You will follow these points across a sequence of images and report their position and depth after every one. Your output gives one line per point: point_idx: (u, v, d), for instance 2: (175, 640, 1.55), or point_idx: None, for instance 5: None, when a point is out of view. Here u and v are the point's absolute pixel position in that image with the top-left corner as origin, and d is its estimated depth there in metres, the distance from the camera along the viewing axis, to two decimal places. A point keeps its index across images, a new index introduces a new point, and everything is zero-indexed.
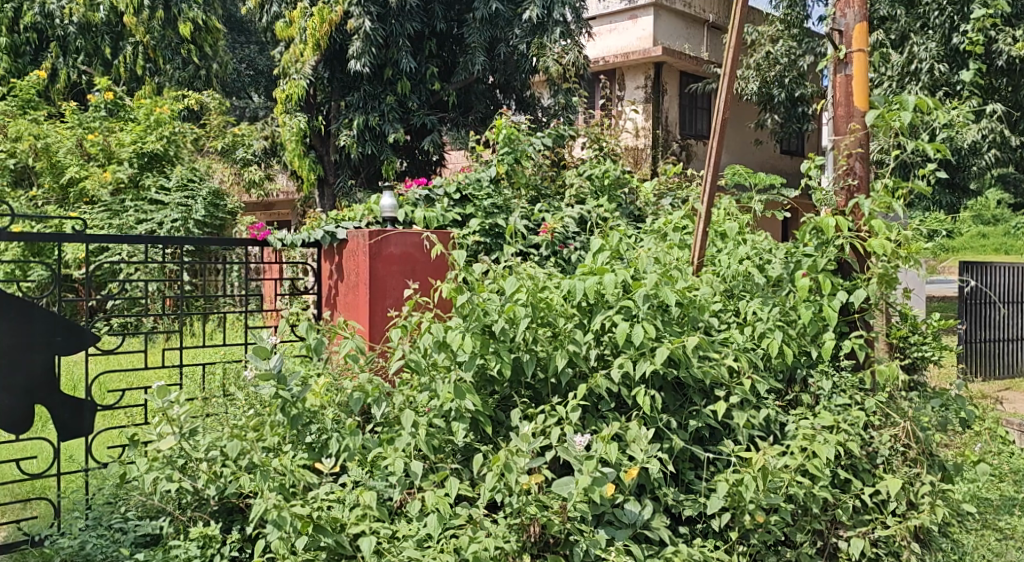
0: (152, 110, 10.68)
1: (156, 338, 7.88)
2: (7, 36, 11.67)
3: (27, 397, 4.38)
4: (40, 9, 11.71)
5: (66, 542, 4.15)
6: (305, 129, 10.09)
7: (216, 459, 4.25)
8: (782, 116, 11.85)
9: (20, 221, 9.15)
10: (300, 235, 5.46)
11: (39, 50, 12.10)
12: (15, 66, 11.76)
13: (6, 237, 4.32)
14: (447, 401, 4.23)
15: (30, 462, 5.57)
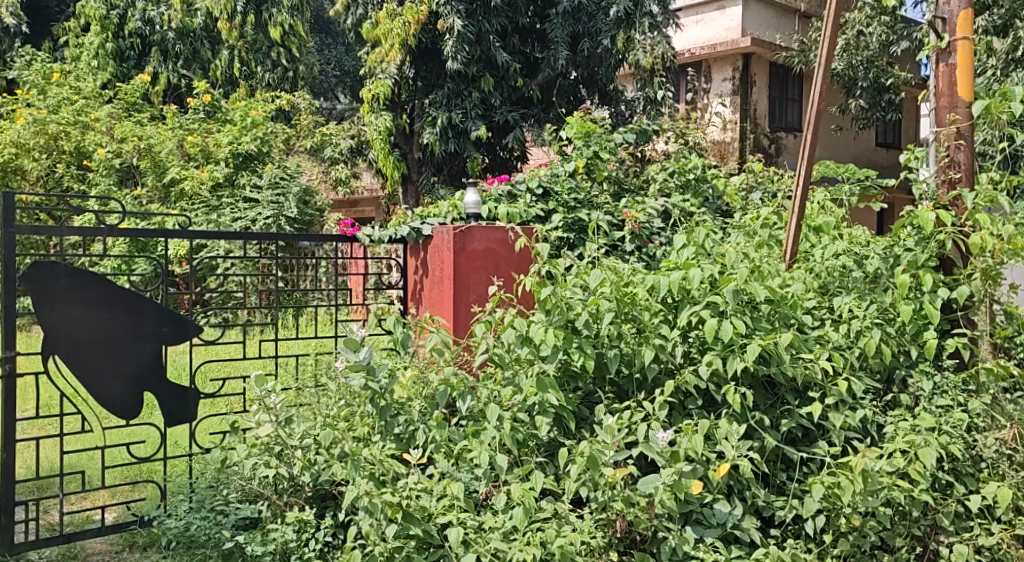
0: (247, 113, 10.99)
1: (254, 331, 8.12)
2: (112, 41, 12.18)
3: (136, 384, 4.53)
4: (141, 15, 12.22)
5: (173, 522, 4.34)
6: (391, 127, 10.20)
7: (310, 447, 4.37)
8: (866, 102, 11.46)
9: (128, 218, 9.63)
10: (387, 231, 5.48)
11: (143, 56, 12.64)
12: (121, 70, 12.35)
13: (116, 232, 4.48)
14: (531, 396, 4.25)
15: (139, 446, 5.78)
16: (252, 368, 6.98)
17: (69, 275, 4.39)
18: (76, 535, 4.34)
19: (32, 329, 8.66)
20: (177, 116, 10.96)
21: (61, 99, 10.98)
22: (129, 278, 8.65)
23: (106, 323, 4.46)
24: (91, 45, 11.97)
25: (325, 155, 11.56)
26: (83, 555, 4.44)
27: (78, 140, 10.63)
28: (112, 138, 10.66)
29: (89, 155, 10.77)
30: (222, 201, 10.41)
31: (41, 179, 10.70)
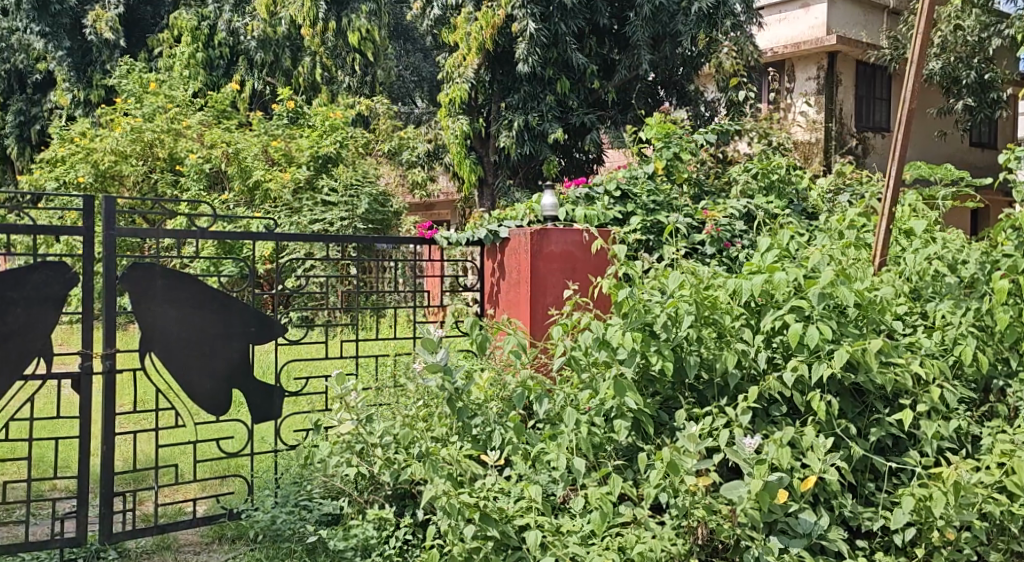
0: (327, 117, 11.20)
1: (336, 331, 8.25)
2: (203, 51, 12.93)
3: (226, 382, 4.63)
4: (226, 26, 12.95)
5: (260, 515, 4.42)
6: (467, 131, 10.25)
7: (390, 444, 4.43)
8: (974, 101, 11.11)
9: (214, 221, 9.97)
10: (465, 233, 5.49)
11: (231, 65, 13.33)
12: (210, 78, 13.01)
13: (207, 233, 4.56)
14: (609, 400, 4.18)
15: (228, 441, 5.91)
16: (334, 367, 7.10)
17: (165, 276, 4.49)
18: (171, 526, 4.40)
19: (127, 327, 8.98)
20: (262, 122, 11.19)
21: (154, 107, 11.37)
22: (218, 277, 8.91)
23: (199, 322, 4.56)
24: (182, 55, 12.67)
25: (403, 158, 11.67)
26: (177, 546, 4.52)
27: (171, 146, 10.99)
28: (201, 144, 10.97)
29: (181, 160, 11.11)
30: (302, 202, 10.55)
31: (136, 184, 11.11)
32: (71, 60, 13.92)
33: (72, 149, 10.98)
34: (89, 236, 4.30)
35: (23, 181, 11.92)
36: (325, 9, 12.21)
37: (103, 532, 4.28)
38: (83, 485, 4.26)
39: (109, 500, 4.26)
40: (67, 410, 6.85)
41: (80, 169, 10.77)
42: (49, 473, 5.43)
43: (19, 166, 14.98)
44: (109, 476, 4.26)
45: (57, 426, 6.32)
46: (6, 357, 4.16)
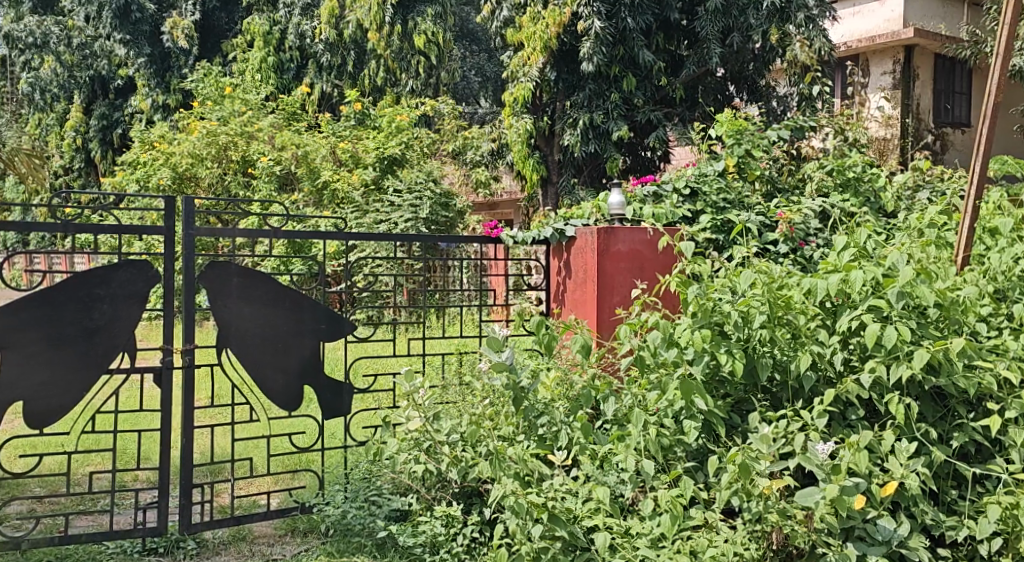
0: (394, 118, 11.32)
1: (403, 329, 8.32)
2: (274, 55, 13.20)
3: (299, 378, 4.68)
4: (296, 30, 13.14)
5: (331, 509, 4.49)
6: (531, 130, 10.25)
7: (457, 442, 4.44)
8: None
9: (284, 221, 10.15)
10: (531, 232, 5.41)
11: (301, 68, 13.52)
12: (281, 82, 13.28)
13: (280, 232, 4.60)
14: (678, 401, 4.10)
15: (299, 436, 5.98)
16: (403, 364, 7.16)
17: (240, 274, 4.54)
18: (246, 518, 4.46)
19: (202, 325, 9.21)
20: (331, 124, 11.48)
21: (229, 111, 11.67)
22: (288, 275, 9.08)
23: (273, 320, 4.61)
24: (255, 60, 13.00)
25: (468, 158, 11.68)
26: (252, 537, 4.59)
27: (244, 149, 11.23)
28: (273, 146, 11.20)
29: (253, 163, 11.34)
30: (370, 202, 10.64)
31: (211, 186, 11.38)
32: (150, 67, 14.40)
33: (152, 153, 11.33)
34: (169, 236, 4.37)
35: (106, 183, 12.33)
36: (391, 12, 12.26)
37: (183, 523, 4.36)
38: (163, 477, 4.35)
39: (189, 492, 4.33)
40: (149, 403, 7.01)
41: (160, 172, 11.13)
42: (132, 463, 5.53)
43: (101, 168, 15.46)
44: (187, 469, 4.34)
45: (140, 417, 6.44)
46: (92, 353, 4.24)
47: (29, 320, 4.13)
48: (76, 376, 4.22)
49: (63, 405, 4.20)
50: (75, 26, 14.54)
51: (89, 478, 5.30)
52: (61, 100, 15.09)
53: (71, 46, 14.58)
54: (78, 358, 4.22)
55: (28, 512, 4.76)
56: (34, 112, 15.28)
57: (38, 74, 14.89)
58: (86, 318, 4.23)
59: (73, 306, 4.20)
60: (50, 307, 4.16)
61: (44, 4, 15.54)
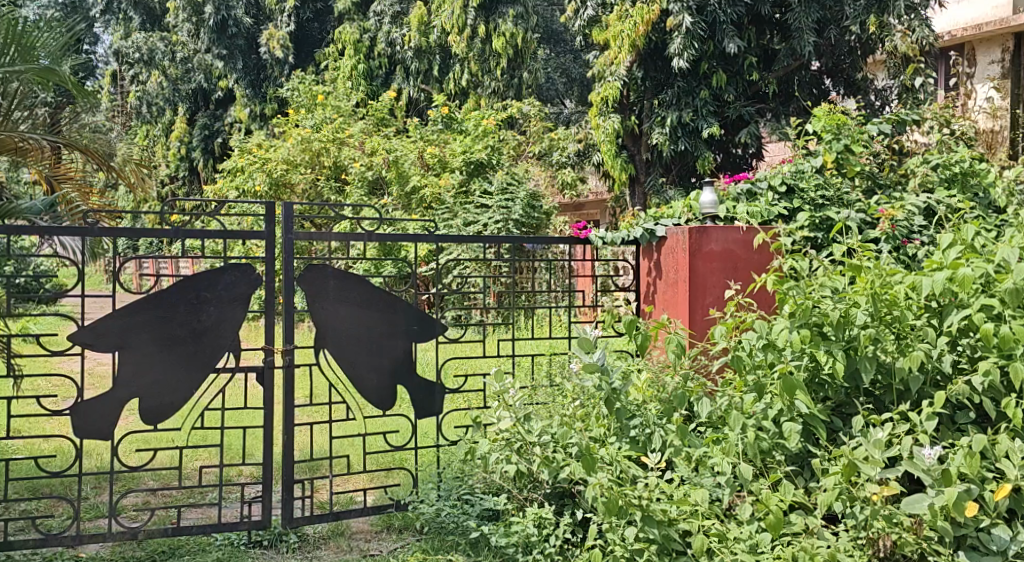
0: (480, 122, 11.38)
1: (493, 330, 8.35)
2: (364, 62, 13.44)
3: (391, 378, 4.72)
4: (386, 38, 13.33)
5: (425, 508, 4.57)
6: (619, 130, 10.19)
7: (548, 443, 4.41)
8: None
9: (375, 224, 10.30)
10: (620, 232, 5.29)
11: (390, 75, 13.70)
12: (371, 88, 13.48)
13: (375, 234, 4.66)
14: (777, 403, 4.00)
15: (392, 435, 6.04)
16: (494, 365, 7.17)
17: (336, 276, 4.61)
18: (345, 514, 4.55)
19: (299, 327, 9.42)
20: (419, 128, 11.59)
21: (323, 118, 11.95)
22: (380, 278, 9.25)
23: (367, 321, 4.66)
24: (345, 68, 13.23)
25: (554, 159, 11.64)
26: (350, 533, 4.67)
27: (336, 155, 11.45)
28: (364, 152, 11.39)
29: (345, 168, 11.56)
30: (457, 206, 10.69)
31: (305, 191, 11.60)
32: (246, 78, 14.90)
33: (251, 159, 11.67)
34: (270, 240, 4.47)
35: (208, 190, 12.74)
36: (474, 15, 12.36)
37: (285, 517, 4.47)
38: (266, 473, 4.45)
39: (291, 487, 4.45)
40: (252, 401, 7.18)
41: (257, 178, 11.48)
42: (238, 459, 5.69)
43: (203, 175, 15.91)
44: (288, 465, 4.44)
45: (242, 415, 6.61)
46: (200, 353, 4.35)
47: (142, 321, 4.26)
48: (185, 374, 4.33)
49: (173, 402, 4.32)
50: (179, 41, 15.17)
51: (197, 473, 5.45)
52: (167, 111, 15.54)
53: (175, 60, 15.25)
54: (186, 357, 4.33)
55: (141, 504, 4.92)
56: (142, 123, 15.84)
57: (144, 88, 15.46)
58: (195, 320, 4.34)
59: (183, 307, 4.32)
60: (161, 308, 4.28)
61: (150, 20, 16.03)
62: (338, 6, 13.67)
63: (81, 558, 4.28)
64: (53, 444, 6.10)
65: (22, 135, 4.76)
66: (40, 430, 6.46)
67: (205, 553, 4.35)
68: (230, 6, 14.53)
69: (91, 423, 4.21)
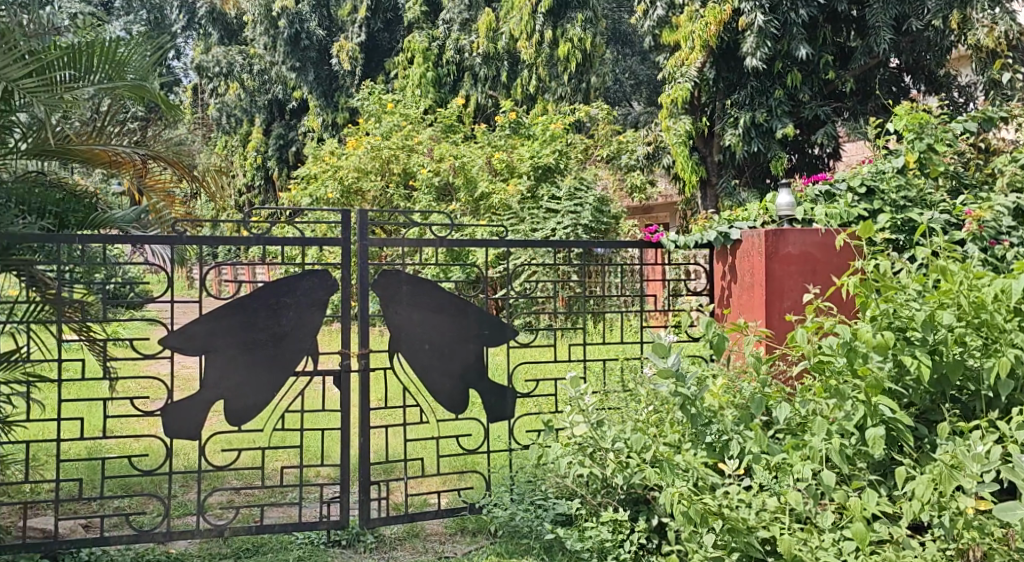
0: (547, 126, 11.34)
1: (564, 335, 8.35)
2: (433, 70, 13.52)
3: (462, 382, 4.73)
4: (455, 45, 13.42)
5: (499, 511, 4.51)
6: (690, 132, 10.08)
7: (622, 450, 4.36)
8: None
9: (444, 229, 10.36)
10: (693, 235, 5.23)
11: (458, 81, 13.80)
12: (439, 95, 13.60)
13: (447, 240, 4.69)
14: (860, 409, 3.91)
15: (465, 437, 6.15)
16: (565, 369, 7.17)
17: (410, 281, 4.64)
18: (419, 516, 4.58)
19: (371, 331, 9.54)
20: (486, 133, 11.62)
21: (392, 125, 12.08)
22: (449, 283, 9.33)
23: (438, 325, 4.69)
24: (414, 76, 13.36)
25: (623, 162, 11.57)
26: (425, 534, 4.74)
27: (405, 162, 11.56)
28: (432, 158, 11.45)
29: (414, 175, 11.66)
30: (524, 211, 10.70)
31: (376, 198, 11.75)
32: (318, 88, 15.16)
33: (322, 167, 11.87)
34: (345, 245, 4.52)
35: (281, 198, 12.97)
36: (542, 20, 12.35)
37: (362, 518, 4.52)
38: (343, 475, 4.50)
39: (367, 488, 4.49)
40: (328, 405, 7.28)
41: (329, 186, 11.66)
42: (317, 460, 5.83)
43: (278, 184, 16.24)
44: (364, 467, 4.48)
45: (318, 418, 6.72)
46: (281, 356, 4.42)
47: (225, 325, 4.34)
48: (266, 377, 4.40)
49: (255, 404, 4.39)
50: (256, 54, 15.55)
51: (278, 473, 5.57)
52: (243, 122, 16.19)
53: (253, 73, 15.76)
54: (268, 360, 4.40)
55: (225, 503, 5.04)
56: (221, 134, 16.30)
57: (223, 99, 15.98)
58: (276, 323, 4.41)
59: (264, 311, 4.40)
60: (244, 313, 4.37)
61: (228, 35, 16.35)
62: (407, 15, 13.84)
63: (171, 555, 4.41)
64: (142, 443, 6.27)
65: (113, 147, 5.00)
66: (130, 429, 6.64)
67: (286, 552, 4.48)
68: (303, 19, 14.79)
69: (177, 425, 4.30)
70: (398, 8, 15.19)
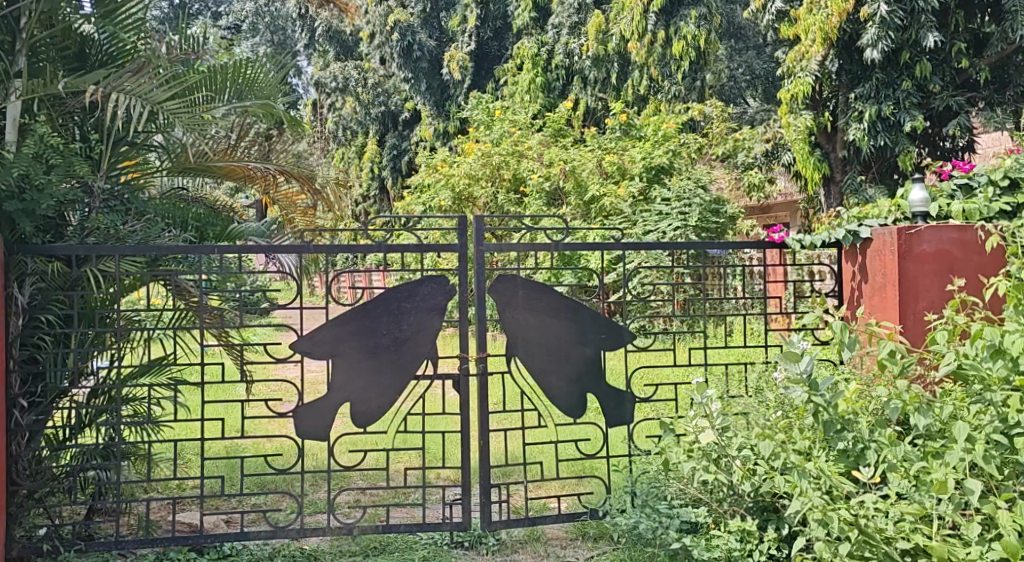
0: (659, 126, 11.15)
1: (683, 339, 8.24)
2: (542, 75, 13.57)
3: (579, 386, 4.67)
4: (564, 49, 13.39)
5: (622, 519, 4.41)
6: (812, 127, 9.79)
7: (749, 457, 4.22)
8: None
9: (557, 233, 10.34)
10: (819, 235, 5.02)
11: (568, 85, 13.77)
12: (549, 100, 13.58)
13: (563, 243, 4.65)
14: (1012, 416, 3.73)
15: (583, 442, 6.10)
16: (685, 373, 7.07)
17: (526, 286, 4.62)
18: (540, 520, 4.56)
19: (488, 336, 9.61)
20: (597, 137, 11.47)
21: (502, 131, 12.13)
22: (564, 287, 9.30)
23: (555, 329, 4.65)
24: (524, 82, 13.40)
25: (739, 160, 11.32)
26: (546, 538, 4.71)
27: (516, 168, 11.58)
28: (543, 163, 11.43)
29: (524, 180, 11.66)
30: (638, 215, 10.55)
31: (487, 205, 11.80)
32: (431, 98, 15.40)
33: (435, 176, 12.00)
34: (462, 252, 4.53)
35: (396, 206, 13.19)
36: (654, 20, 12.10)
37: (485, 520, 4.54)
38: (465, 477, 4.52)
39: (487, 491, 4.49)
40: (449, 408, 7.36)
41: (441, 194, 11.79)
42: (439, 462, 5.90)
43: (392, 193, 16.52)
44: (486, 471, 4.48)
45: (439, 421, 6.81)
46: (402, 360, 4.45)
47: (348, 332, 4.41)
48: (388, 381, 4.44)
49: (378, 407, 4.43)
50: (371, 68, 15.84)
51: (402, 475, 5.68)
52: (359, 134, 16.50)
53: (367, 86, 15.86)
54: (390, 365, 4.44)
55: (352, 503, 5.13)
56: (338, 147, 16.66)
57: (341, 113, 16.30)
58: (396, 329, 4.45)
59: (385, 316, 4.44)
60: (367, 318, 4.43)
61: (345, 51, 16.71)
62: (517, 21, 13.93)
63: (305, 551, 4.53)
64: (275, 443, 6.44)
65: (245, 162, 5.19)
66: (263, 431, 6.83)
67: (411, 552, 4.51)
68: (414, 32, 15.12)
69: (305, 429, 4.38)
70: (507, 16, 15.48)
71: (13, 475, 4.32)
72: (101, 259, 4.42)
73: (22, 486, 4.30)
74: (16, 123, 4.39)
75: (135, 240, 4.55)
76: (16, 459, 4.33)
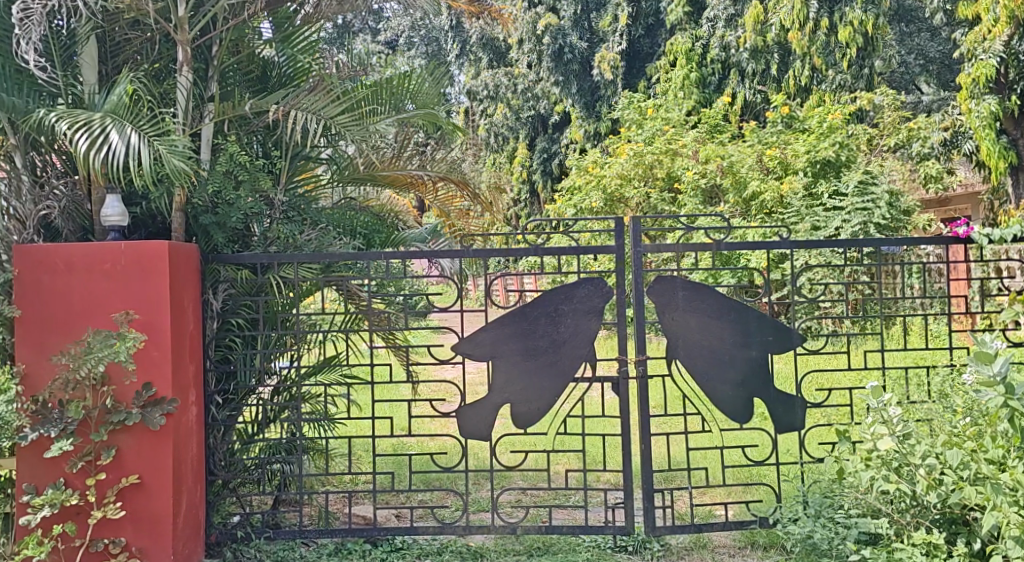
0: (824, 118, 10.65)
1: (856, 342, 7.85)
2: (696, 71, 13.29)
3: (744, 389, 4.48)
4: (720, 43, 13.04)
5: (796, 528, 4.22)
6: (997, 112, 9.17)
7: (935, 466, 3.89)
8: None
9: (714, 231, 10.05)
10: (1010, 227, 4.59)
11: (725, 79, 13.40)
12: (704, 95, 13.30)
13: (725, 243, 4.48)
14: None
15: (750, 448, 5.87)
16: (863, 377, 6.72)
17: (688, 288, 4.48)
18: (707, 526, 4.41)
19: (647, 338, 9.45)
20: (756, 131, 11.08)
21: (654, 130, 11.89)
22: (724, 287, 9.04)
23: (719, 331, 4.48)
24: (678, 78, 13.14)
25: (913, 151, 11.08)
26: (712, 546, 4.53)
27: (670, 166, 11.31)
28: (698, 160, 11.13)
29: (679, 178, 11.39)
30: (808, 211, 10.19)
31: (639, 205, 11.58)
32: (581, 101, 15.37)
33: (585, 177, 11.86)
34: (620, 253, 4.42)
35: (548, 209, 13.13)
36: (816, 6, 11.73)
37: (649, 525, 4.43)
38: (628, 480, 4.41)
39: (651, 496, 4.37)
40: (610, 410, 7.25)
41: (593, 195, 11.64)
42: (605, 464, 5.98)
43: (543, 197, 16.53)
44: (649, 475, 4.36)
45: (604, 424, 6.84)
46: (561, 362, 4.38)
47: (508, 335, 4.40)
48: (550, 383, 4.39)
49: (539, 408, 4.38)
50: (520, 73, 15.78)
51: (563, 477, 5.61)
52: (510, 139, 16.58)
53: (517, 92, 15.82)
54: (550, 366, 4.39)
55: (515, 502, 5.12)
56: (489, 153, 16.76)
57: (492, 120, 16.39)
58: (554, 331, 4.39)
59: (542, 319, 4.39)
60: (526, 322, 4.39)
61: (497, 57, 16.57)
62: (670, 17, 13.65)
63: (471, 549, 4.52)
64: (436, 443, 6.50)
65: (408, 170, 5.21)
66: (426, 430, 6.90)
67: (575, 553, 4.45)
68: (566, 34, 15.09)
69: (470, 430, 4.40)
70: (660, 12, 15.18)
71: (211, 466, 4.51)
72: (282, 266, 4.56)
73: (219, 477, 4.50)
74: (210, 143, 4.61)
75: (310, 248, 4.68)
76: (213, 451, 4.53)
